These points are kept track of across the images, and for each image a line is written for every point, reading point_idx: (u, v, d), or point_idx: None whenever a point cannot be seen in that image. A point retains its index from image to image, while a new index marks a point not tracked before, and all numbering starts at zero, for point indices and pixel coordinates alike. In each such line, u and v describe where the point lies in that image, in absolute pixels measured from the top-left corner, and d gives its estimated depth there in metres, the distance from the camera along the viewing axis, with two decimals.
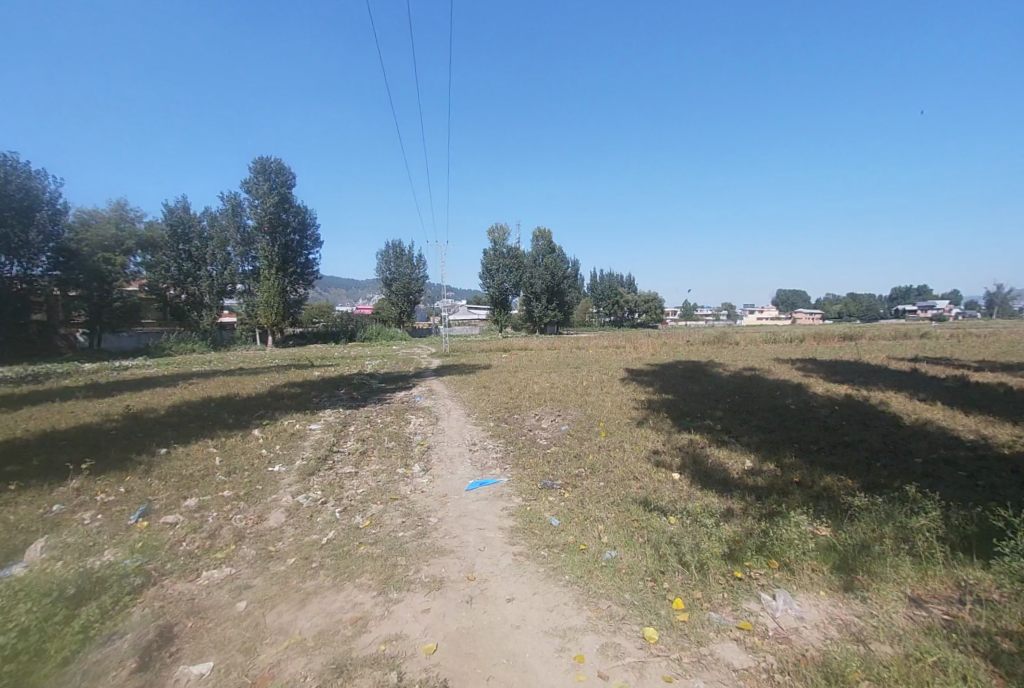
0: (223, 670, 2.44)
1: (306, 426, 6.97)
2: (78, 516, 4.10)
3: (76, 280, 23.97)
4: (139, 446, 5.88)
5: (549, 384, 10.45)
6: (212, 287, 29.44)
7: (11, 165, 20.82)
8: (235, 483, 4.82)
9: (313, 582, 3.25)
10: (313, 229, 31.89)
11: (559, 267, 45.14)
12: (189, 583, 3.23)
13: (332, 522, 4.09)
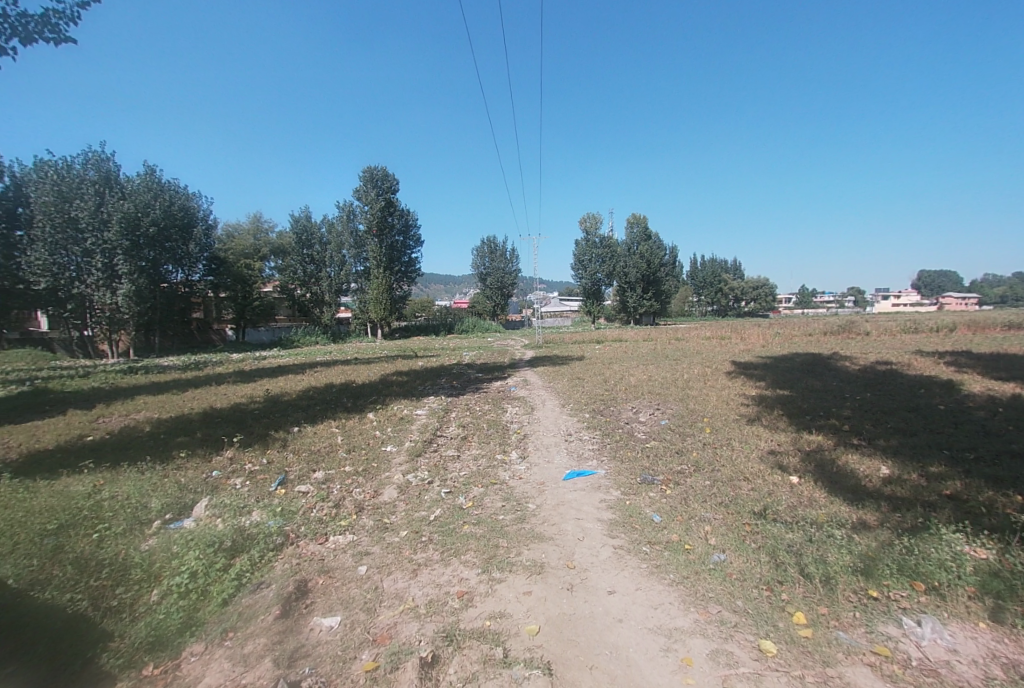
0: (349, 626, 2.72)
1: (413, 411, 7.49)
2: (233, 480, 4.83)
3: (226, 284, 28.55)
4: (275, 425, 6.74)
5: (647, 376, 10.11)
6: (330, 287, 32.57)
7: (174, 189, 24.75)
8: (354, 460, 5.33)
9: (422, 555, 3.48)
10: (416, 229, 34.14)
11: (657, 255, 42.94)
12: (320, 545, 3.63)
13: (439, 501, 4.35)
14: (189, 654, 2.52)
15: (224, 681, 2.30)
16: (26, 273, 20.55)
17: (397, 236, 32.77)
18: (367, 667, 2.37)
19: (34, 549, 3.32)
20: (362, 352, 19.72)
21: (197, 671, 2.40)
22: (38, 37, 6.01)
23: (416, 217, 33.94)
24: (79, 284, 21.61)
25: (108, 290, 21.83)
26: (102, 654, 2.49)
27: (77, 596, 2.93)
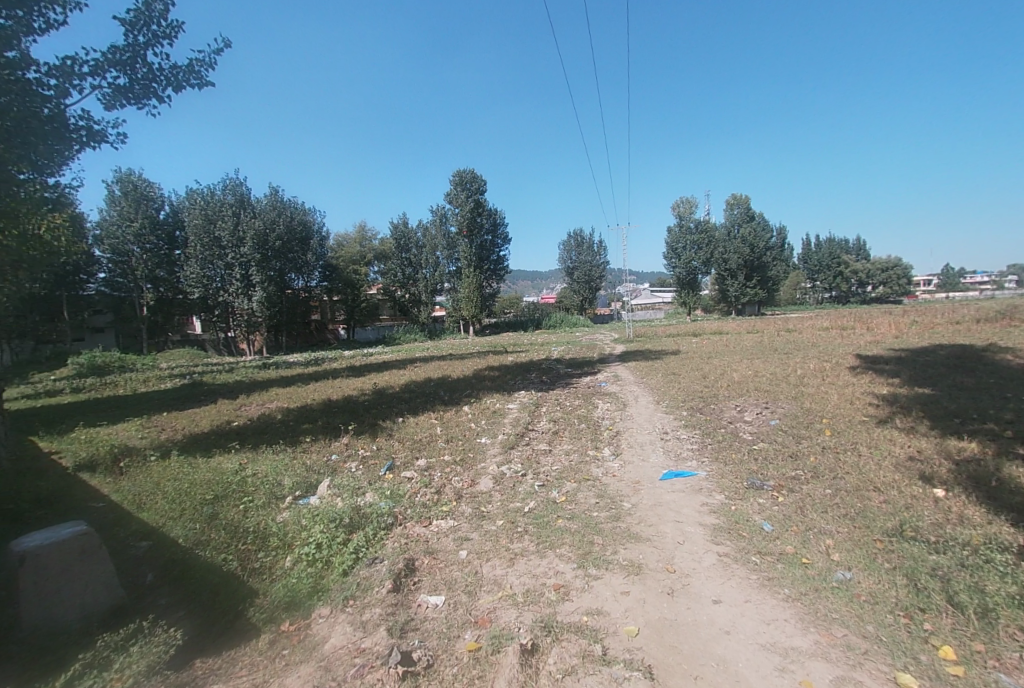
0: (452, 606, 2.88)
1: (505, 405, 7.70)
2: (349, 463, 5.37)
3: (338, 288, 31.48)
4: (382, 415, 7.34)
5: (752, 371, 9.34)
6: (426, 288, 34.32)
7: (297, 207, 27.88)
8: (452, 450, 5.63)
9: (519, 545, 3.57)
10: (504, 227, 34.88)
11: (761, 238, 39.30)
12: (424, 528, 3.89)
13: (533, 493, 4.42)
14: (318, 616, 2.85)
15: (348, 642, 2.57)
16: (187, 285, 24.69)
17: (486, 235, 33.82)
18: (470, 646, 2.49)
19: (199, 514, 3.98)
20: (456, 349, 20.63)
21: (324, 631, 2.70)
22: (188, 86, 7.10)
23: (503, 216, 34.73)
24: (224, 292, 25.27)
25: (245, 297, 25.27)
26: (251, 607, 2.91)
27: (231, 556, 3.45)
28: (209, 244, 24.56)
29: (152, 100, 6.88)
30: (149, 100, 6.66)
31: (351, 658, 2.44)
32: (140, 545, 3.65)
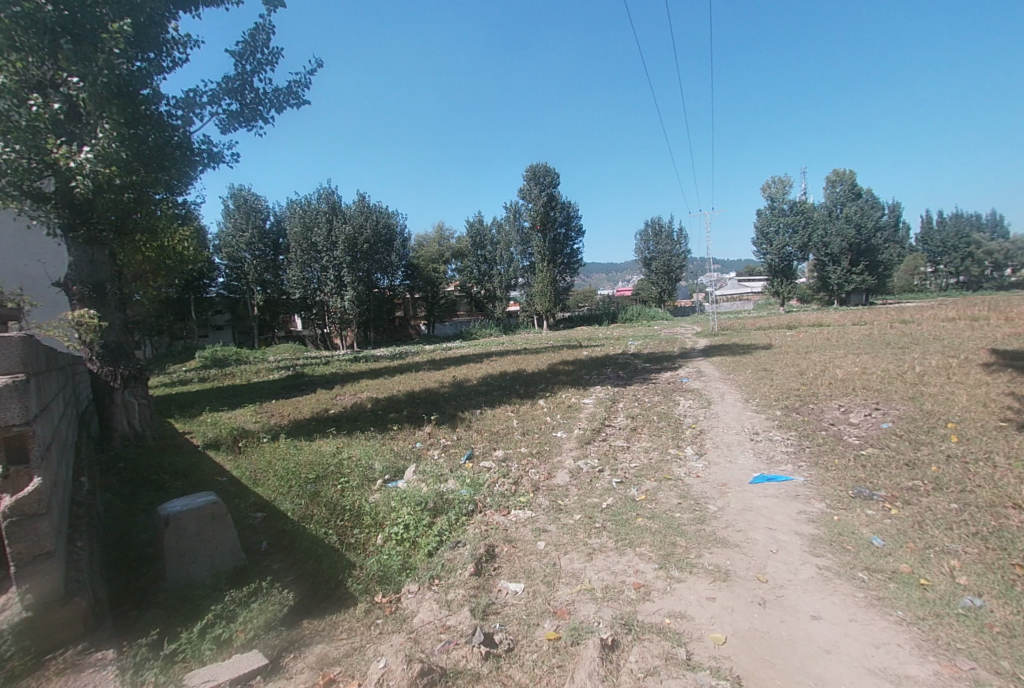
0: (531, 594, 2.93)
1: (581, 399, 7.64)
2: (431, 451, 5.65)
3: (419, 286, 33.03)
4: (462, 407, 7.61)
5: (859, 368, 8.38)
6: (501, 283, 34.87)
7: (381, 210, 29.63)
8: (529, 442, 5.70)
9: (597, 540, 3.53)
10: (578, 220, 34.46)
11: (870, 219, 35.06)
12: (504, 516, 3.99)
13: (611, 490, 4.35)
14: (407, 591, 3.05)
15: (434, 618, 2.71)
16: (289, 286, 27.37)
17: (560, 229, 33.63)
18: (550, 635, 2.52)
19: (304, 491, 4.42)
20: (531, 343, 20.78)
21: (413, 606, 2.88)
22: (287, 106, 7.83)
23: (577, 208, 34.29)
24: (320, 292, 27.63)
25: (338, 296, 27.43)
26: (348, 578, 3.18)
27: (331, 530, 3.80)
28: (307, 248, 27.03)
29: (258, 122, 7.68)
30: (257, 121, 7.44)
31: (437, 633, 2.58)
32: (257, 516, 4.14)
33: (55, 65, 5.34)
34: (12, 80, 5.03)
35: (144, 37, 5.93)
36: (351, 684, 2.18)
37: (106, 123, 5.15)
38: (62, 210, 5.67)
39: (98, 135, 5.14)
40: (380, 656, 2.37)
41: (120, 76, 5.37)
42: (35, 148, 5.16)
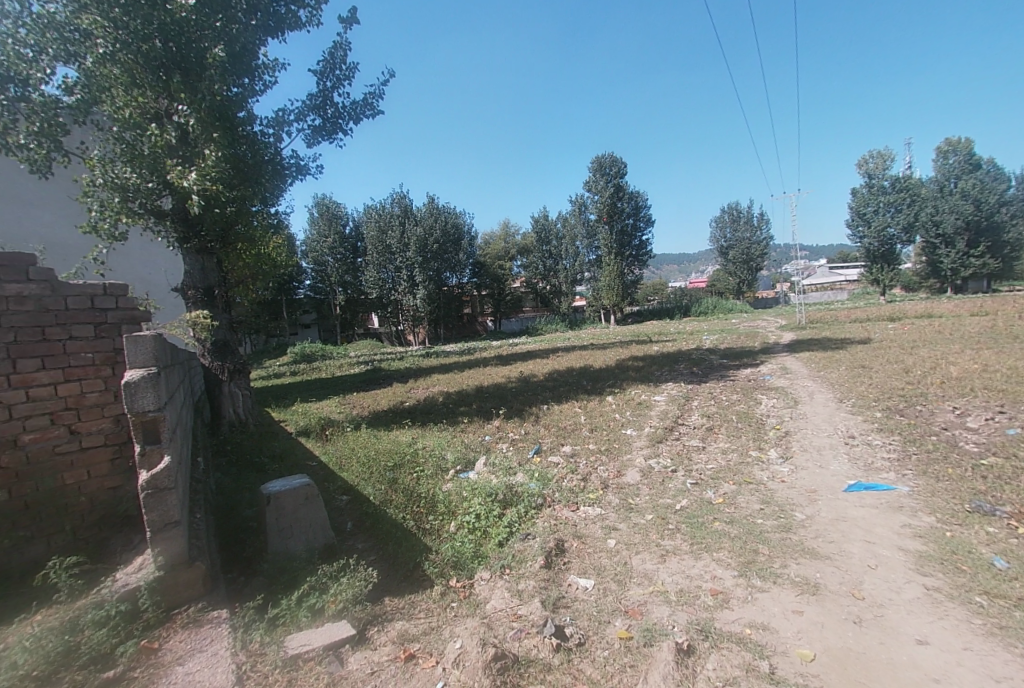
0: (602, 591, 2.91)
1: (652, 396, 7.40)
2: (500, 444, 5.77)
3: (487, 283, 34.11)
4: (529, 402, 7.68)
5: (981, 365, 7.32)
6: (567, 278, 34.61)
7: (449, 210, 30.55)
8: (598, 439, 5.64)
9: (671, 542, 3.42)
10: (647, 210, 33.29)
11: (994, 192, 30.43)
12: (573, 512, 3.98)
13: (685, 491, 4.18)
14: (479, 579, 3.15)
15: (506, 606, 2.78)
16: (367, 286, 29.11)
17: (628, 220, 32.68)
18: (621, 634, 2.49)
19: (383, 477, 4.71)
20: (599, 338, 20.44)
21: (485, 593, 2.98)
22: (364, 117, 8.30)
23: (646, 198, 33.11)
24: (394, 291, 29.11)
25: (411, 295, 28.78)
26: (425, 561, 3.36)
27: (409, 516, 4.01)
28: (382, 250, 28.54)
29: (339, 134, 8.22)
30: (338, 134, 7.96)
31: (509, 621, 2.64)
32: (343, 498, 4.48)
33: (167, 98, 6.08)
34: (138, 113, 5.79)
35: (241, 65, 6.56)
36: (429, 661, 2.31)
37: (211, 146, 5.77)
38: (179, 225, 6.46)
39: (205, 157, 5.79)
40: (456, 638, 2.48)
41: (219, 101, 5.98)
42: (156, 172, 5.91)
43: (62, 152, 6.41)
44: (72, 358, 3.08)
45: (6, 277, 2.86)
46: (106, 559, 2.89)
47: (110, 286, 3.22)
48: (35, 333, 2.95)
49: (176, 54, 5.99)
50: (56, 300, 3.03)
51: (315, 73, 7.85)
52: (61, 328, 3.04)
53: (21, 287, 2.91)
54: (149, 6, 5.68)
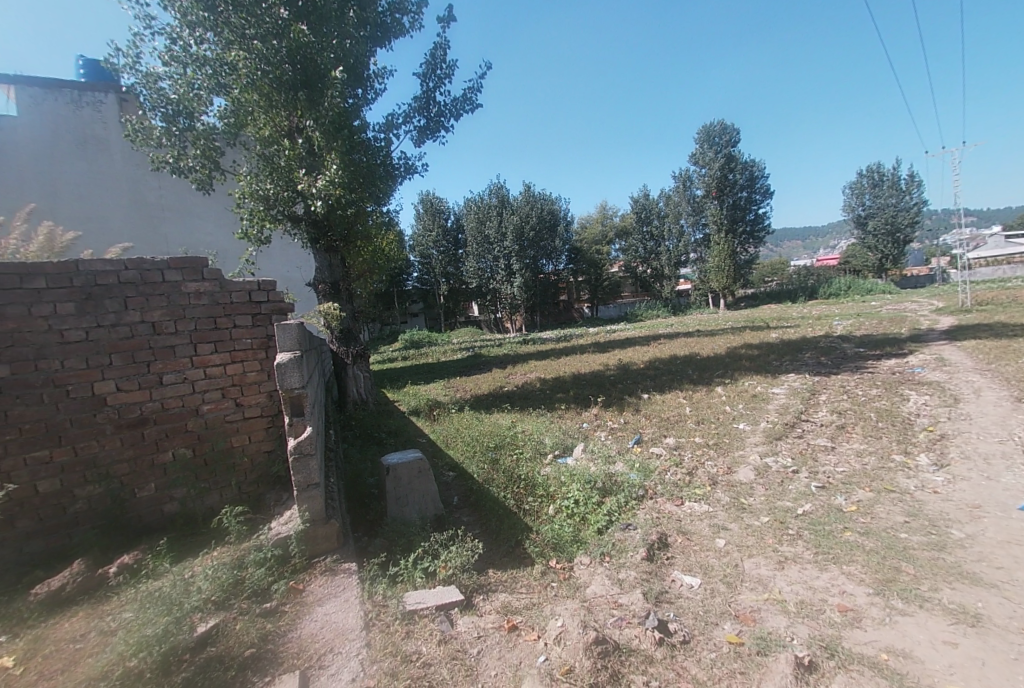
0: (709, 592, 2.77)
1: (768, 389, 6.75)
2: (598, 432, 5.71)
3: (584, 269, 33.82)
4: (629, 390, 7.46)
5: None
6: (670, 261, 32.53)
7: (546, 196, 30.49)
8: (705, 432, 5.31)
9: (790, 548, 3.12)
10: (763, 181, 30.11)
11: None
12: (677, 506, 3.81)
13: (808, 495, 3.77)
14: (579, 563, 3.19)
15: (606, 594, 2.78)
16: (467, 275, 30.37)
17: (741, 194, 29.78)
18: (731, 638, 2.35)
19: (486, 457, 4.94)
20: (706, 324, 19.01)
21: (585, 578, 3.01)
22: (463, 112, 8.58)
23: (763, 168, 29.82)
24: (493, 280, 29.95)
25: (509, 283, 29.39)
26: (525, 539, 3.48)
27: (510, 496, 4.18)
28: (481, 240, 29.48)
29: (441, 132, 8.60)
30: (441, 131, 8.33)
31: (610, 608, 2.64)
32: (449, 474, 4.80)
33: (296, 116, 6.86)
34: (274, 132, 6.62)
35: (354, 77, 7.18)
36: (531, 635, 2.40)
37: (332, 155, 6.40)
38: (310, 228, 7.31)
39: (329, 165, 6.45)
40: (557, 616, 2.54)
41: (337, 113, 6.56)
42: (290, 181, 6.72)
43: (220, 171, 7.57)
44: (236, 343, 3.66)
45: (189, 277, 3.47)
46: (263, 511, 3.44)
47: (262, 283, 3.76)
48: (209, 323, 3.55)
49: (303, 74, 6.71)
50: (224, 294, 3.62)
51: (418, 76, 8.28)
52: (228, 319, 3.63)
53: (199, 285, 3.51)
54: (279, 35, 6.41)
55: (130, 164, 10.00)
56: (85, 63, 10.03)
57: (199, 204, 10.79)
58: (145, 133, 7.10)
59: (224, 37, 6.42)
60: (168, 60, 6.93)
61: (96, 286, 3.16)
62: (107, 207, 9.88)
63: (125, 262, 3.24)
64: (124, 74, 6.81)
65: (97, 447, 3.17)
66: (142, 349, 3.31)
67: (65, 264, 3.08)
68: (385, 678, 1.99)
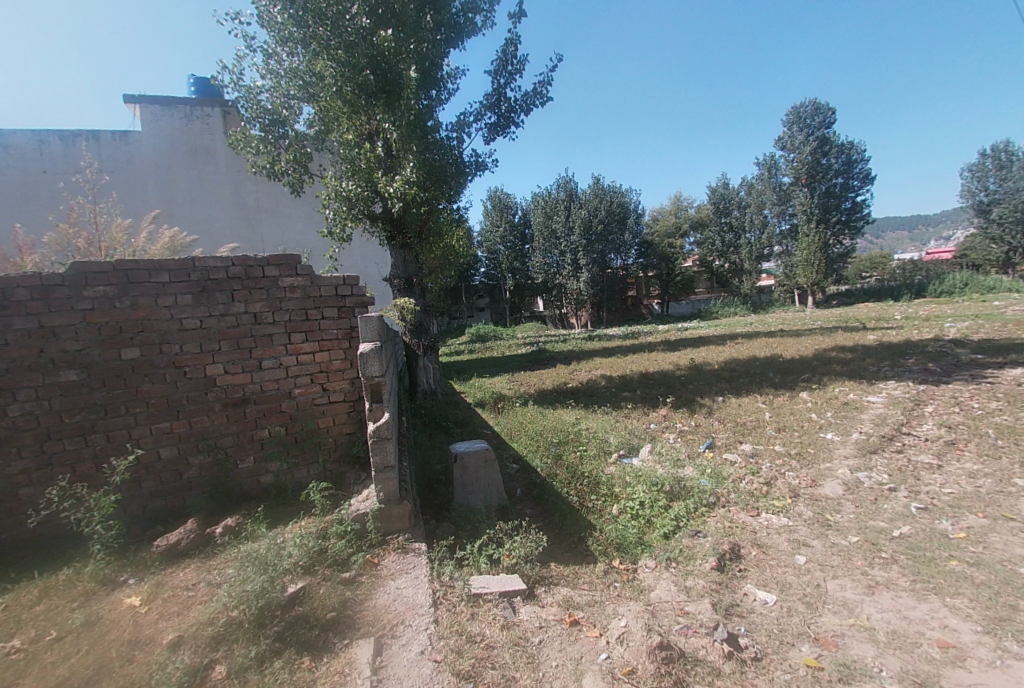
0: (786, 610, 2.60)
1: (862, 397, 6.13)
2: (667, 434, 5.52)
3: (654, 263, 32.79)
4: (702, 392, 7.12)
5: None
6: (751, 254, 30.55)
7: (616, 189, 29.72)
8: (787, 441, 4.94)
9: (882, 573, 2.84)
10: (862, 165, 27.19)
11: None
12: (753, 517, 3.60)
13: (906, 516, 3.40)
14: (643, 566, 3.14)
15: (672, 600, 2.70)
16: (534, 270, 30.49)
17: (836, 180, 27.06)
18: (809, 661, 2.20)
19: (549, 452, 4.96)
20: (790, 323, 17.59)
21: (650, 581, 2.96)
22: (534, 107, 8.59)
23: (862, 150, 26.87)
24: (559, 275, 29.80)
25: (575, 277, 29.07)
26: (588, 537, 3.48)
27: (573, 492, 4.18)
28: (548, 235, 29.43)
29: (512, 128, 8.68)
30: (512, 127, 8.41)
31: (675, 615, 2.57)
32: (514, 467, 4.89)
33: (375, 119, 7.23)
34: (356, 136, 7.04)
35: (429, 79, 7.42)
36: (592, 632, 2.40)
37: (409, 156, 6.71)
38: (387, 226, 7.72)
39: (406, 165, 6.77)
40: (620, 616, 2.52)
41: (413, 115, 6.84)
42: (369, 182, 7.12)
43: (309, 175, 8.18)
44: (324, 333, 3.97)
45: (285, 272, 3.81)
46: (343, 488, 3.73)
47: (347, 278, 4.03)
48: (301, 314, 3.88)
49: (382, 79, 7.06)
50: (314, 288, 3.93)
51: (490, 73, 8.39)
52: (317, 311, 3.95)
53: (293, 280, 3.84)
54: (362, 43, 6.78)
55: (232, 169, 11.09)
56: (195, 80, 11.21)
57: (289, 205, 11.76)
58: (246, 141, 7.82)
59: (313, 49, 6.91)
60: (265, 72, 7.60)
61: (208, 280, 3.57)
62: (213, 209, 11.01)
63: (233, 259, 3.62)
64: (229, 89, 7.56)
65: (208, 422, 3.59)
66: (245, 336, 3.69)
67: (184, 260, 3.50)
68: (451, 655, 2.09)
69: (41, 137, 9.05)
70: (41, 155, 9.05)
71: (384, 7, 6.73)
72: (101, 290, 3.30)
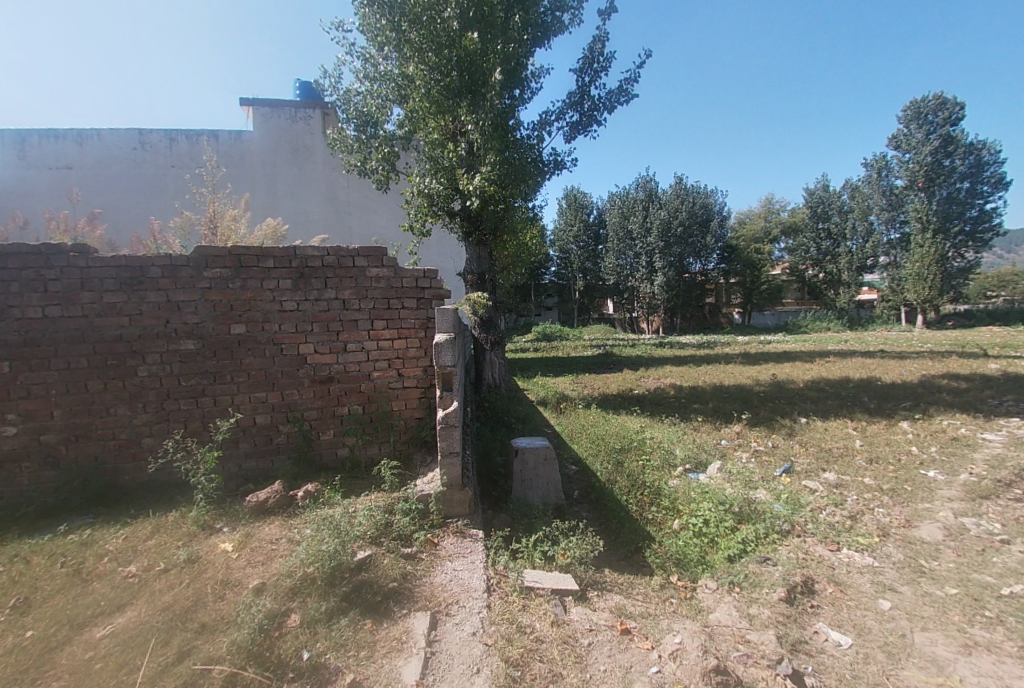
0: (862, 656, 2.38)
1: (977, 434, 5.38)
2: (738, 452, 5.21)
3: (736, 270, 30.89)
4: (782, 411, 6.64)
5: None
6: (851, 264, 27.81)
7: (699, 190, 28.28)
8: (879, 474, 4.47)
9: (984, 633, 2.50)
10: (997, 168, 23.66)
11: None
12: (831, 552, 3.32)
13: (1021, 573, 2.95)
14: (703, 586, 3.03)
15: (732, 626, 2.57)
16: (606, 272, 29.95)
17: (961, 184, 23.77)
18: None
19: (610, 458, 4.89)
20: (894, 343, 15.88)
21: (709, 603, 2.84)
22: (618, 105, 8.43)
23: (997, 150, 23.41)
24: (632, 278, 29.01)
25: (649, 281, 28.13)
26: (646, 548, 3.42)
27: (632, 501, 4.10)
28: (623, 236, 28.77)
29: (594, 126, 8.57)
30: (594, 124, 8.32)
31: (734, 641, 2.45)
32: (573, 469, 4.89)
33: (459, 118, 7.47)
34: (440, 134, 7.33)
35: (514, 79, 7.50)
36: (644, 643, 2.35)
37: (490, 154, 6.88)
38: (465, 223, 7.96)
39: (486, 163, 6.94)
40: (674, 632, 2.46)
41: (496, 114, 6.98)
42: (450, 179, 7.40)
43: (395, 172, 8.61)
44: (403, 322, 4.20)
45: (372, 263, 4.08)
46: (411, 469, 3.94)
47: (427, 271, 4.22)
48: (385, 303, 4.14)
49: (468, 80, 7.27)
50: (397, 279, 4.17)
51: (575, 71, 8.35)
52: (399, 301, 4.18)
53: (379, 271, 4.10)
54: (451, 46, 7.05)
55: (328, 166, 12.01)
56: (301, 84, 12.24)
57: (377, 199, 12.49)
58: (343, 141, 8.44)
59: (406, 53, 7.29)
60: (362, 76, 8.14)
61: (306, 268, 3.92)
62: (309, 203, 11.97)
63: (328, 249, 3.94)
64: (329, 93, 8.21)
65: (297, 395, 3.95)
66: (334, 320, 4.00)
67: (287, 249, 3.86)
68: (501, 641, 2.15)
69: (171, 135, 10.34)
70: (172, 151, 10.36)
71: (475, 9, 6.93)
72: (217, 272, 3.74)
